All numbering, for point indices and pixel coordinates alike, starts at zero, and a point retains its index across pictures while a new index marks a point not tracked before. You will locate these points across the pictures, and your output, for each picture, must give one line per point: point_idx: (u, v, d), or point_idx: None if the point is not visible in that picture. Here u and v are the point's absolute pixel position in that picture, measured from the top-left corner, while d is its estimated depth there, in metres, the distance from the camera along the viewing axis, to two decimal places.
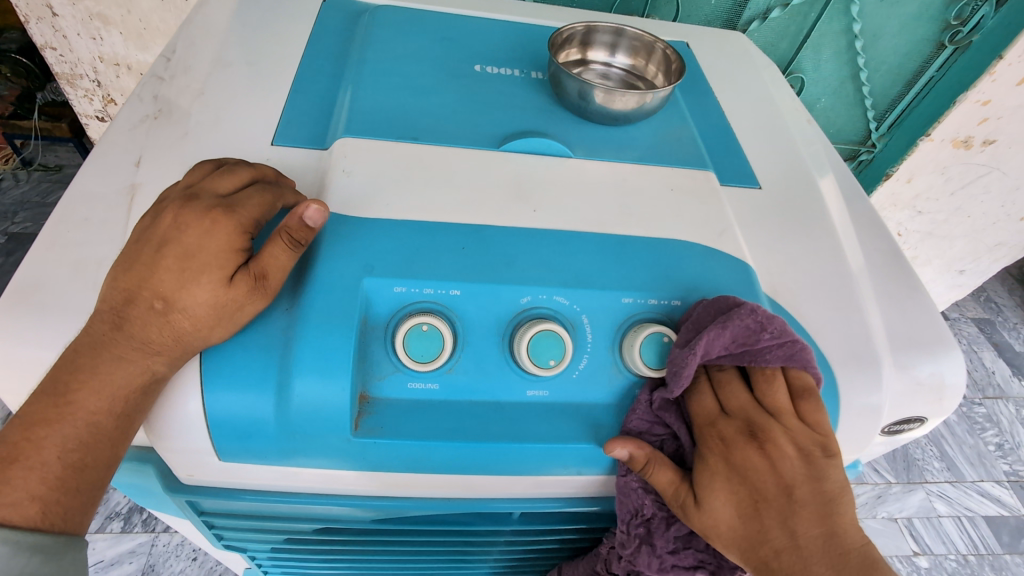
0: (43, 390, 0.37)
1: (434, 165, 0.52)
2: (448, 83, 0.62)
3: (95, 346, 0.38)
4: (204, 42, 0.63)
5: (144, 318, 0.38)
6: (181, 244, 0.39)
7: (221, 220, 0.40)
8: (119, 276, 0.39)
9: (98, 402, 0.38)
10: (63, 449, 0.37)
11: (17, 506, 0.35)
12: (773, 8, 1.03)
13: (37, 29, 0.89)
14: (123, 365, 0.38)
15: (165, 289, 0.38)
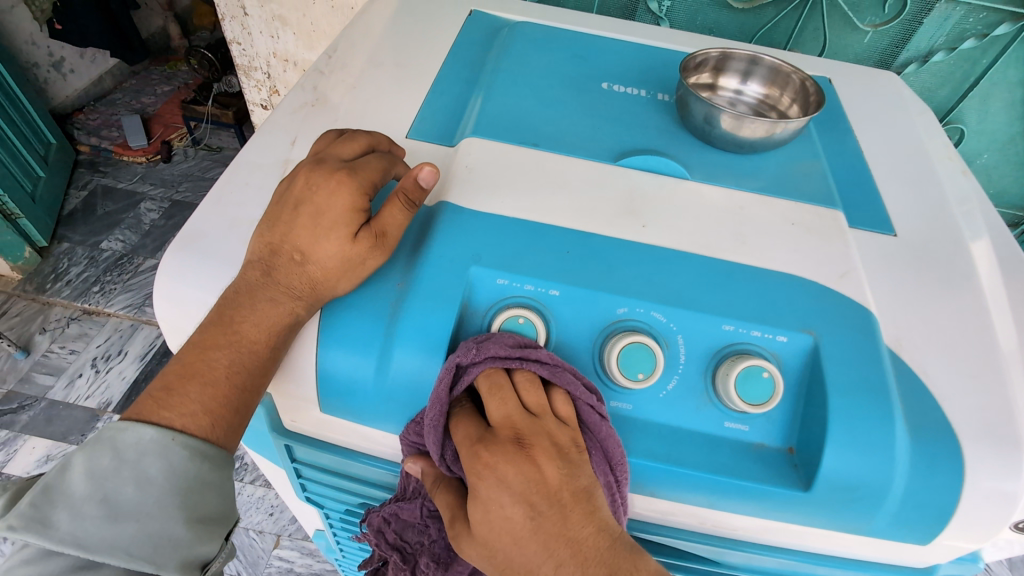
0: (212, 320, 0.43)
1: (549, 171, 0.54)
2: (575, 97, 0.64)
3: (252, 287, 0.43)
4: (362, 43, 0.70)
5: (289, 269, 0.44)
6: (313, 203, 0.44)
7: (345, 181, 0.44)
8: (266, 232, 0.45)
9: (256, 333, 0.43)
10: (229, 371, 0.42)
11: (193, 417, 0.42)
12: (935, 51, 0.95)
13: (229, 26, 1.05)
14: (274, 306, 0.43)
15: (303, 245, 0.44)
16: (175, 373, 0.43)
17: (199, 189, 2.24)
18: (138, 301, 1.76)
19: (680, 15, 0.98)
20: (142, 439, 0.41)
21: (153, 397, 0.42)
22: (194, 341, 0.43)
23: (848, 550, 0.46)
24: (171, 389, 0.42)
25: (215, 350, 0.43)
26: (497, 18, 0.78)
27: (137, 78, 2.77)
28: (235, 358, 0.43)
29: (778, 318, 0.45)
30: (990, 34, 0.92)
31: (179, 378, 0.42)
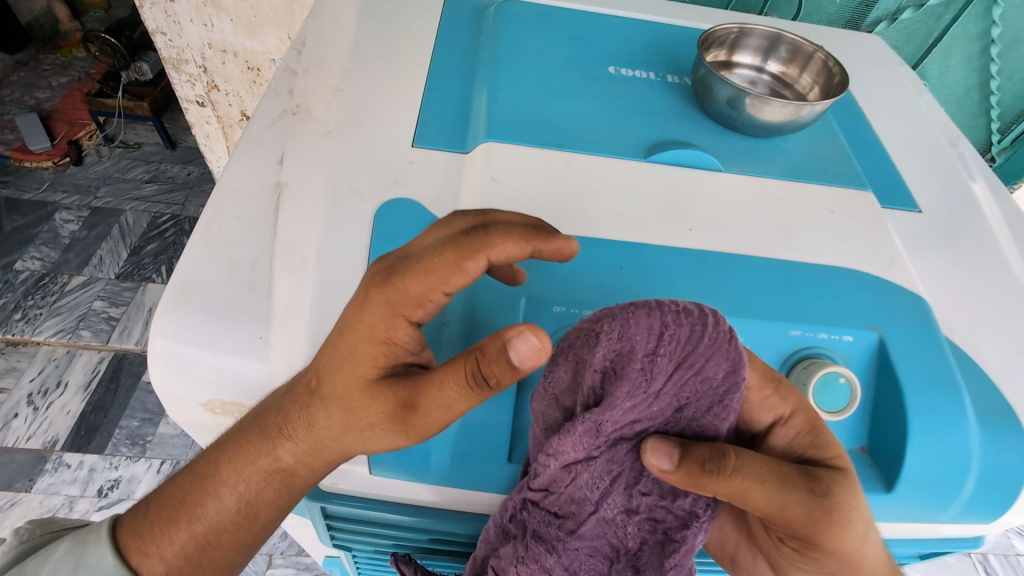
0: (209, 452, 0.40)
1: (581, 175, 0.49)
2: (585, 86, 0.59)
3: (250, 425, 0.39)
4: (335, 35, 0.61)
5: (299, 406, 0.37)
6: (348, 334, 0.35)
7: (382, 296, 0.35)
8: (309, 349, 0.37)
9: (239, 482, 0.40)
10: (210, 511, 0.40)
11: (156, 560, 0.41)
12: (904, 9, 0.96)
13: (151, 13, 0.90)
14: (264, 448, 0.39)
15: (320, 372, 0.37)
16: (161, 504, 0.41)
17: (121, 192, 2.01)
18: (69, 326, 1.56)
19: None
20: (99, 561, 0.40)
21: (136, 523, 0.42)
22: (191, 469, 0.41)
23: (932, 534, 0.46)
24: (149, 525, 0.41)
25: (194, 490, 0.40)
26: None
27: (24, 69, 2.43)
28: (210, 505, 0.40)
29: (841, 317, 0.44)
30: None
31: (163, 508, 0.41)
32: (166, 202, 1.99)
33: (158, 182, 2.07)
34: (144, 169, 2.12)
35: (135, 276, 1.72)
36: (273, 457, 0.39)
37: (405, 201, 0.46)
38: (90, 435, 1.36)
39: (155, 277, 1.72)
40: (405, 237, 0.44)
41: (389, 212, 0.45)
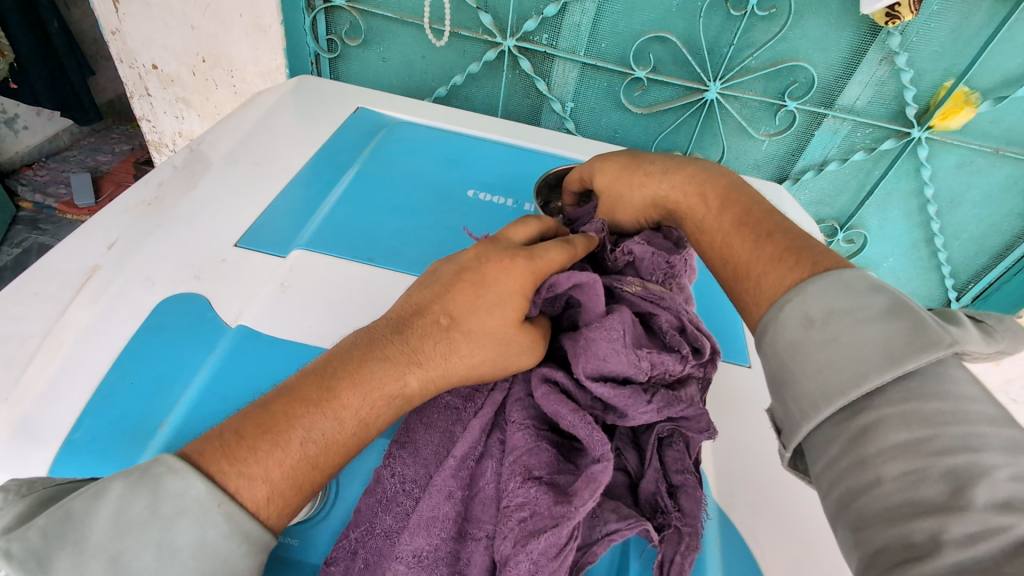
0: (308, 374, 0.37)
1: (376, 291, 0.50)
2: (433, 205, 0.61)
3: (368, 359, 0.38)
4: (226, 138, 0.68)
5: (429, 331, 0.40)
6: (477, 273, 0.41)
7: (519, 261, 0.41)
8: (418, 294, 0.42)
9: (353, 404, 0.36)
10: (305, 442, 0.34)
11: (254, 483, 0.32)
12: (830, 160, 0.98)
13: (139, 103, 1.03)
14: (375, 380, 0.37)
15: (454, 310, 0.40)
16: (254, 420, 0.34)
17: None
18: None
19: (584, 115, 0.99)
20: (185, 496, 0.31)
21: (220, 443, 0.33)
22: (280, 393, 0.36)
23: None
24: (240, 440, 0.33)
25: (305, 405, 0.35)
26: (381, 117, 0.77)
27: (96, 136, 2.64)
28: (334, 423, 0.35)
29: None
30: (879, 147, 0.94)
31: (252, 432, 0.34)
32: None
33: None
34: None
35: None
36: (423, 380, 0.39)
37: (191, 298, 0.48)
38: None
39: None
40: (169, 330, 0.45)
41: (168, 307, 0.47)
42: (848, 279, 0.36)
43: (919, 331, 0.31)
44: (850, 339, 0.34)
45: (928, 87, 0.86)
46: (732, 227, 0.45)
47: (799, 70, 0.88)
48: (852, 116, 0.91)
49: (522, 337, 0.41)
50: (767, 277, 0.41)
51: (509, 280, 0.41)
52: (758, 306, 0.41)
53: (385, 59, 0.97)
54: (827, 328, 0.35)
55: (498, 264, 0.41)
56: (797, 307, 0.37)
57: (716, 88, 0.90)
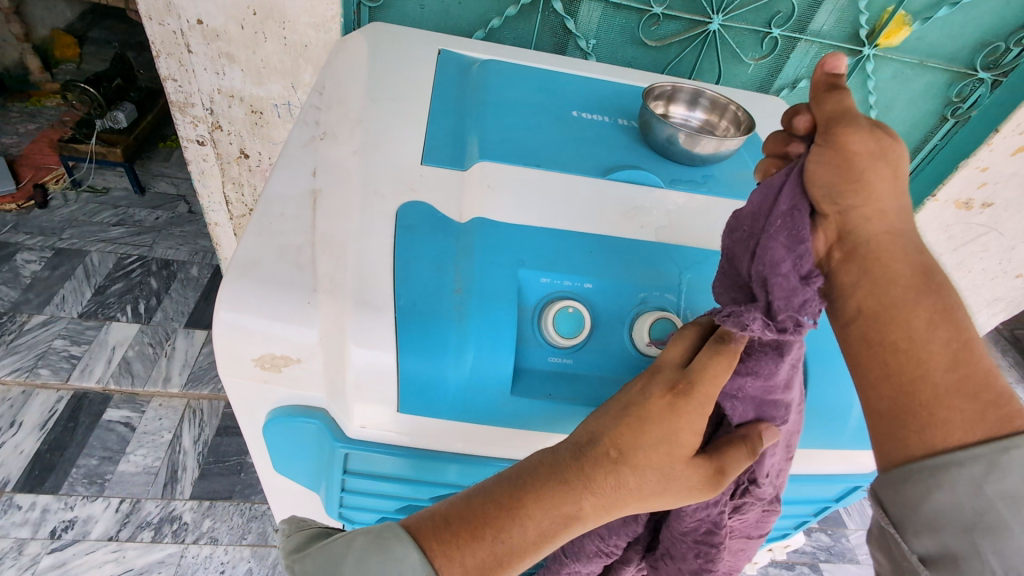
0: (509, 479, 0.45)
1: (556, 186, 0.64)
2: (553, 123, 0.74)
3: (558, 465, 0.45)
4: (347, 82, 0.76)
5: (603, 464, 0.44)
6: (641, 411, 0.45)
7: (679, 401, 0.45)
8: (592, 421, 0.47)
9: (540, 514, 0.43)
10: (509, 541, 0.42)
11: (452, 566, 0.42)
12: (801, 79, 1.19)
13: (166, 63, 1.03)
14: (566, 489, 0.44)
15: (621, 443, 0.45)
16: (460, 514, 0.43)
17: (86, 235, 2.32)
18: (27, 364, 1.85)
19: (604, 52, 1.13)
20: (405, 561, 0.41)
21: (434, 525, 0.43)
22: (489, 491, 0.44)
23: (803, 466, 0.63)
24: (448, 525, 0.43)
25: (504, 509, 0.43)
26: (463, 56, 0.87)
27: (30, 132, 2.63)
28: (524, 528, 0.43)
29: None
30: None
31: (459, 522, 0.43)
32: (133, 244, 2.33)
33: (125, 225, 2.40)
34: (111, 213, 2.44)
35: (98, 315, 2.05)
36: (605, 502, 0.45)
37: (423, 204, 0.59)
38: (43, 475, 1.62)
39: (119, 315, 2.06)
40: (420, 226, 0.56)
41: (408, 210, 0.58)
42: None
43: None
44: None
45: (876, 12, 1.09)
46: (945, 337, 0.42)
47: (782, 2, 1.06)
48: (819, 39, 1.12)
49: (693, 477, 0.47)
50: (964, 417, 0.41)
51: (672, 422, 0.45)
52: (947, 439, 0.41)
53: (423, 6, 1.04)
54: None
55: (665, 407, 0.45)
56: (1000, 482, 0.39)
57: (718, 21, 1.07)
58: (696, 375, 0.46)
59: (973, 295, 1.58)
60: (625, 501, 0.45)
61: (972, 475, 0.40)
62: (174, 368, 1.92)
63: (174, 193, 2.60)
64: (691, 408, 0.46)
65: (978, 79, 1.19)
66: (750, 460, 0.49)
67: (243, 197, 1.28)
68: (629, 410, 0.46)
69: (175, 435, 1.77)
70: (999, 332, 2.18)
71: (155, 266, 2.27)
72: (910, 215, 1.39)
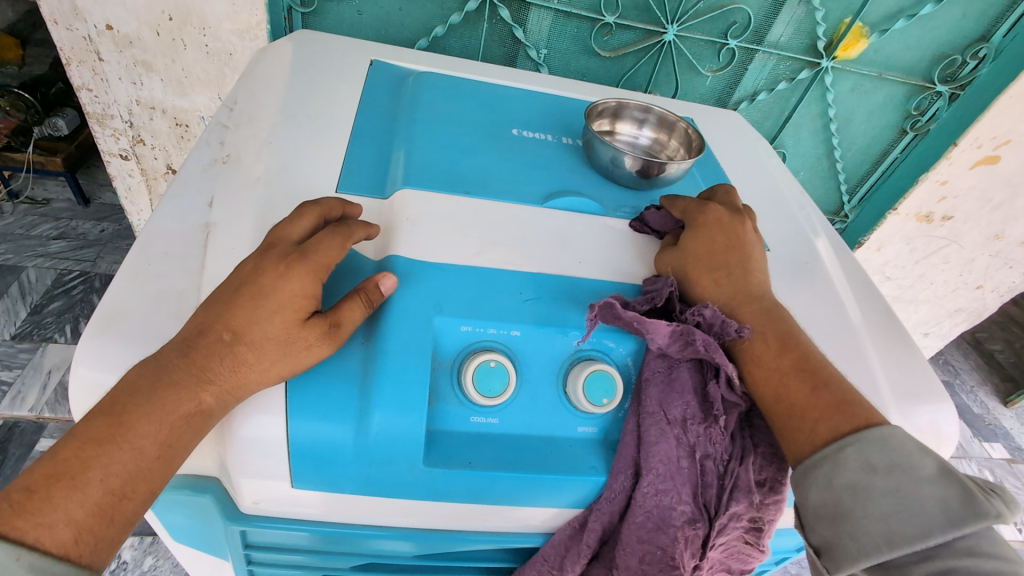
0: (102, 411, 0.39)
1: (487, 216, 0.58)
2: (490, 143, 0.68)
3: (160, 371, 0.40)
4: (262, 97, 0.68)
5: (214, 349, 0.41)
6: (256, 285, 0.43)
7: (296, 265, 0.44)
8: (201, 312, 0.43)
9: (152, 427, 0.39)
10: (110, 474, 0.37)
11: (54, 527, 0.35)
12: (760, 91, 1.15)
13: (77, 71, 0.94)
14: (176, 392, 0.40)
15: (236, 323, 0.42)
16: (49, 466, 0.36)
17: (23, 249, 2.18)
18: None
19: (557, 61, 1.07)
20: None
21: (19, 496, 0.35)
22: (85, 430, 0.38)
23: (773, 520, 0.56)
24: (40, 487, 0.36)
25: (102, 440, 0.38)
26: (397, 68, 0.80)
27: None
28: (133, 453, 0.38)
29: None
30: (797, 77, 1.13)
31: (50, 479, 0.36)
32: (75, 259, 2.20)
33: (67, 239, 2.27)
34: (53, 226, 2.30)
35: (33, 336, 1.92)
36: (223, 389, 0.41)
37: None
38: None
39: (57, 336, 1.93)
40: None
41: None
42: (898, 438, 0.42)
43: (970, 499, 0.38)
44: (913, 494, 0.40)
45: (833, 24, 1.05)
46: (792, 370, 0.48)
47: (738, 13, 1.03)
48: (777, 51, 1.08)
49: (308, 338, 0.43)
50: (821, 425, 0.45)
51: (285, 286, 0.43)
52: (807, 447, 0.45)
53: (361, 12, 0.97)
54: (891, 479, 0.41)
55: (277, 273, 0.44)
56: (860, 454, 0.42)
57: (674, 31, 1.02)
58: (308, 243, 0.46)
59: (936, 306, 1.59)
60: (253, 382, 0.42)
61: (826, 472, 0.43)
62: None
63: (122, 204, 2.47)
64: (299, 270, 0.44)
65: (936, 92, 1.18)
66: (367, 311, 0.45)
67: None
68: (240, 281, 0.44)
69: None
70: (962, 337, 2.20)
71: (99, 282, 2.14)
72: (872, 228, 1.38)
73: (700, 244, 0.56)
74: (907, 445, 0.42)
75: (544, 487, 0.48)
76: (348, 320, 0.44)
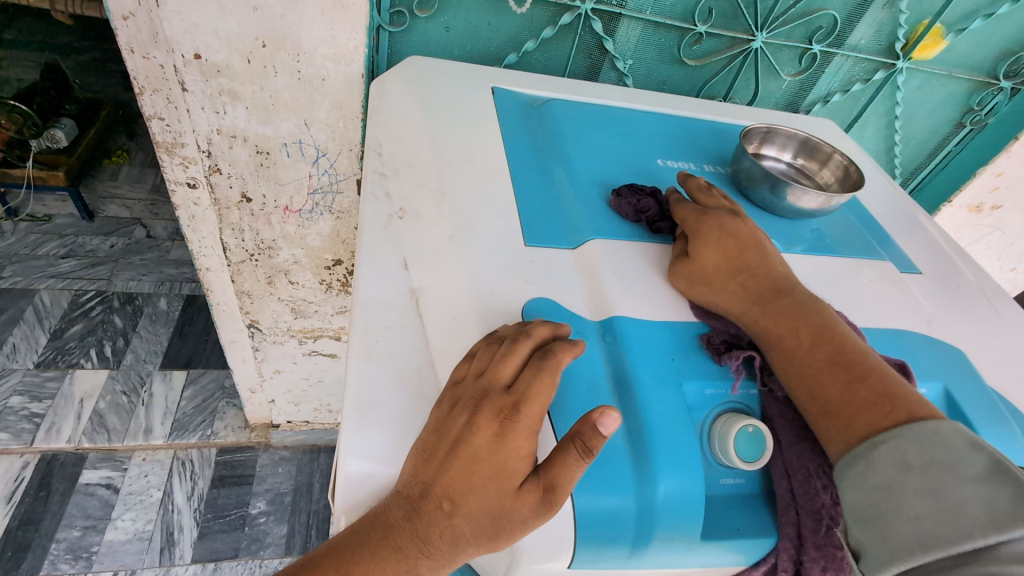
0: (327, 552, 0.39)
1: (678, 262, 0.56)
2: (646, 177, 0.67)
3: (385, 530, 0.39)
4: (408, 138, 0.66)
5: (434, 520, 0.39)
6: (470, 446, 0.40)
7: (507, 427, 0.40)
8: (418, 466, 0.40)
9: None
10: None
11: None
12: (833, 93, 1.16)
13: (151, 100, 0.88)
14: (393, 557, 0.38)
15: (454, 490, 0.39)
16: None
17: (31, 271, 2.07)
18: None
19: (640, 72, 1.05)
20: None
21: None
22: (311, 564, 0.39)
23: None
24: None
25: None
26: (520, 95, 0.77)
27: None
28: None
29: (922, 373, 0.51)
30: (871, 78, 1.14)
31: None
32: (87, 277, 2.10)
33: (75, 256, 2.16)
34: (58, 243, 2.18)
35: (57, 363, 1.83)
36: (433, 560, 0.39)
37: (543, 298, 0.51)
38: (18, 555, 1.43)
39: (83, 362, 1.85)
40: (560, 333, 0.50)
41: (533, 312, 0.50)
42: (946, 435, 0.41)
43: (1023, 494, 0.37)
44: (950, 492, 0.39)
45: (911, 25, 1.06)
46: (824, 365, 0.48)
47: (822, 18, 1.02)
48: (856, 53, 1.09)
49: (520, 508, 0.39)
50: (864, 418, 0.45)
51: (499, 453, 0.40)
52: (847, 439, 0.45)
53: (449, 29, 0.94)
54: (926, 478, 0.40)
55: (491, 433, 0.40)
56: (895, 452, 0.42)
57: (761, 38, 1.02)
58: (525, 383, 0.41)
59: None
60: (463, 552, 0.39)
61: (864, 464, 0.43)
62: (154, 416, 1.75)
63: (128, 216, 2.36)
64: (519, 434, 0.40)
65: (998, 88, 1.20)
66: (585, 462, 0.39)
67: (243, 242, 1.14)
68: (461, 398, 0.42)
69: (166, 493, 1.61)
70: None
71: (117, 301, 2.05)
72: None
73: (713, 253, 0.54)
74: (941, 437, 0.41)
75: None
76: (573, 484, 0.39)
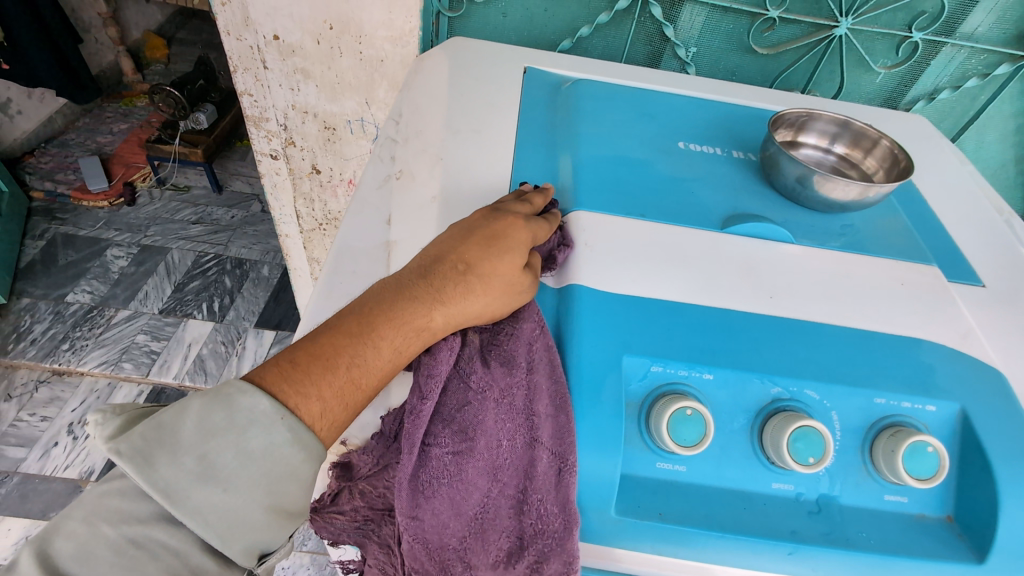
0: (351, 310, 0.43)
1: (669, 243, 0.53)
2: (659, 156, 0.64)
3: (400, 287, 0.44)
4: (427, 108, 0.68)
5: (448, 275, 0.44)
6: (489, 228, 0.46)
7: (517, 220, 0.47)
8: (435, 245, 0.47)
9: (390, 333, 0.42)
10: (351, 361, 0.41)
11: (308, 400, 0.40)
12: (941, 89, 1.00)
13: (242, 78, 1.01)
14: (413, 308, 0.42)
15: (469, 257, 0.45)
16: (306, 349, 0.41)
17: (168, 232, 2.42)
18: (113, 357, 1.93)
19: (705, 61, 1.00)
20: (255, 410, 0.39)
21: (278, 368, 0.40)
22: (330, 326, 0.42)
23: None
24: (296, 366, 0.40)
25: (349, 335, 0.41)
26: (553, 75, 0.77)
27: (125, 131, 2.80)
28: (376, 351, 0.42)
29: (935, 386, 0.46)
30: (992, 73, 0.97)
31: (306, 355, 0.41)
32: (210, 242, 2.41)
33: (204, 223, 2.49)
34: (192, 211, 2.53)
35: (176, 312, 2.12)
36: (444, 312, 0.43)
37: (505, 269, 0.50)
38: None
39: (195, 313, 2.13)
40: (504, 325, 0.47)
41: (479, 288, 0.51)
42: None
43: None
44: None
45: None
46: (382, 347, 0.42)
47: (928, 1, 0.90)
48: (971, 43, 0.94)
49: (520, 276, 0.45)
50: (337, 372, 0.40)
51: (506, 229, 0.46)
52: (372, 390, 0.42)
53: (506, 15, 0.95)
54: None
55: (496, 219, 0.47)
56: None
57: (848, 24, 0.92)
58: (495, 217, 0.48)
59: None
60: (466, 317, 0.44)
61: None
62: (243, 367, 1.96)
63: (249, 192, 2.68)
64: (514, 224, 0.47)
65: None
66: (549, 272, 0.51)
67: (314, 212, 1.25)
68: (473, 228, 0.47)
69: None
70: None
71: (230, 264, 2.34)
72: None
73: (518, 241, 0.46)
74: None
75: (738, 549, 0.43)
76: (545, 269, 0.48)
